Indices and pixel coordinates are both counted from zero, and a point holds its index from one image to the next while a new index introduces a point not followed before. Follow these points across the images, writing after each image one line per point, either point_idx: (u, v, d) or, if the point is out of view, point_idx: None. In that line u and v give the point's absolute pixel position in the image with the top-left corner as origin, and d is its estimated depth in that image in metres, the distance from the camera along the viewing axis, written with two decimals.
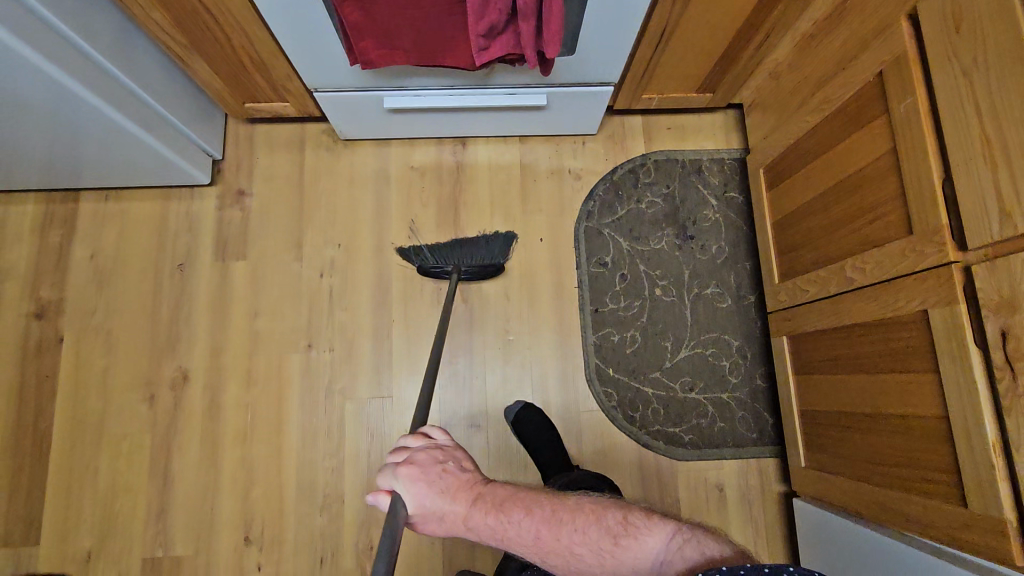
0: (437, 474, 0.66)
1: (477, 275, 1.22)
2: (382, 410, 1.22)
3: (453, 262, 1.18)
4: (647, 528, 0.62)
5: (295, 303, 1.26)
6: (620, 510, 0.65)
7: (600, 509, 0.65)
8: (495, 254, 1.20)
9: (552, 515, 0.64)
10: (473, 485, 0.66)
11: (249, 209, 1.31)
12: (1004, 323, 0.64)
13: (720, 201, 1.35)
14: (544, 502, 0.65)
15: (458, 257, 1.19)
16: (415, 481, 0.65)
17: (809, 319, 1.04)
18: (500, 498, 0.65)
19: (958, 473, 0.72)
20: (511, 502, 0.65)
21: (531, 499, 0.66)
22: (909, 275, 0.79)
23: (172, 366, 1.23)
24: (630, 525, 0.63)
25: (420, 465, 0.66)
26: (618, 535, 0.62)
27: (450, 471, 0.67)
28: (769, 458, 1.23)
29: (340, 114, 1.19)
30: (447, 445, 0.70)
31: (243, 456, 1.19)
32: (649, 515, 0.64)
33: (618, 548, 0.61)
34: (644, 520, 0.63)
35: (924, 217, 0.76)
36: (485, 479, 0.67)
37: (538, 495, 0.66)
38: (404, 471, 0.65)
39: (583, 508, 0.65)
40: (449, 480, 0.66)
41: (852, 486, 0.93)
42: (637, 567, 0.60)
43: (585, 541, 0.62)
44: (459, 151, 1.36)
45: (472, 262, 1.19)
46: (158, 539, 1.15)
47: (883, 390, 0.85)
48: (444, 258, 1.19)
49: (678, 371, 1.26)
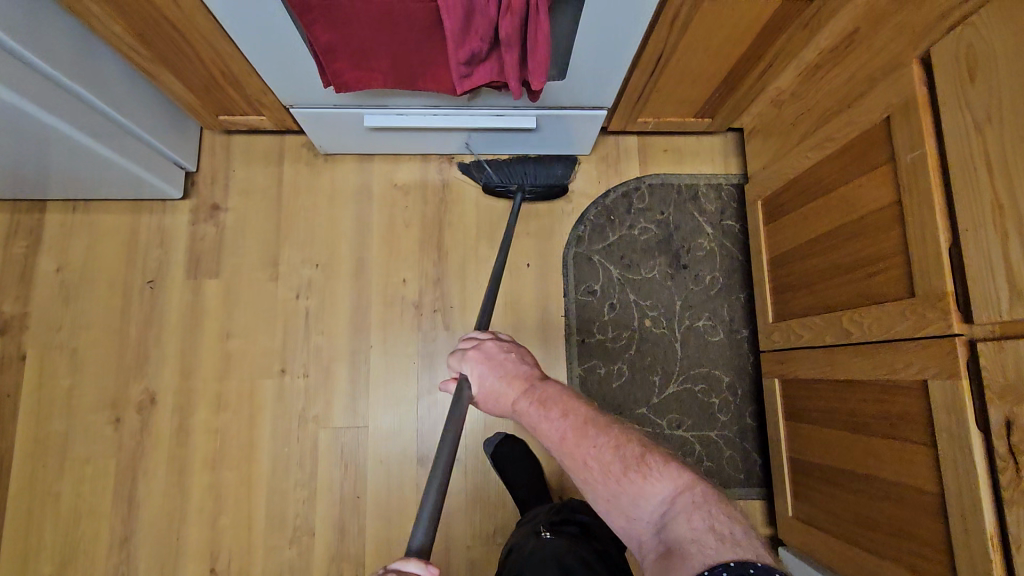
0: (499, 361, 0.73)
1: (541, 197, 1.25)
2: (358, 438, 1.18)
3: (517, 181, 1.21)
4: (661, 472, 0.57)
5: (270, 325, 1.21)
6: (642, 443, 0.60)
7: (626, 435, 0.60)
8: (557, 176, 1.22)
9: (578, 422, 0.62)
10: (524, 377, 0.70)
11: (224, 224, 1.25)
12: (1008, 411, 0.60)
13: (716, 228, 1.30)
14: (578, 406, 0.64)
15: (524, 177, 1.21)
16: (479, 363, 0.73)
17: (802, 365, 1.00)
18: (542, 393, 0.67)
19: (952, 557, 0.68)
20: (548, 399, 0.65)
21: (568, 401, 0.65)
22: (909, 339, 0.74)
23: (140, 387, 1.18)
24: (644, 462, 0.58)
25: (490, 350, 0.74)
26: (630, 469, 0.57)
27: (512, 361, 0.73)
28: (756, 501, 1.19)
29: (320, 131, 1.14)
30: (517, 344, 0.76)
31: (213, 482, 1.15)
32: (669, 460, 0.58)
33: (624, 479, 0.57)
34: (661, 463, 0.57)
35: (927, 280, 0.70)
36: (540, 376, 0.70)
37: (578, 399, 0.65)
38: (475, 352, 0.75)
39: (609, 429, 0.61)
40: (508, 370, 0.72)
41: (840, 547, 0.89)
42: (638, 504, 0.57)
43: (598, 457, 0.59)
44: (446, 169, 1.30)
45: (537, 182, 1.22)
46: (120, 568, 1.11)
47: (876, 453, 0.81)
48: (510, 177, 1.22)
49: (665, 407, 1.22)
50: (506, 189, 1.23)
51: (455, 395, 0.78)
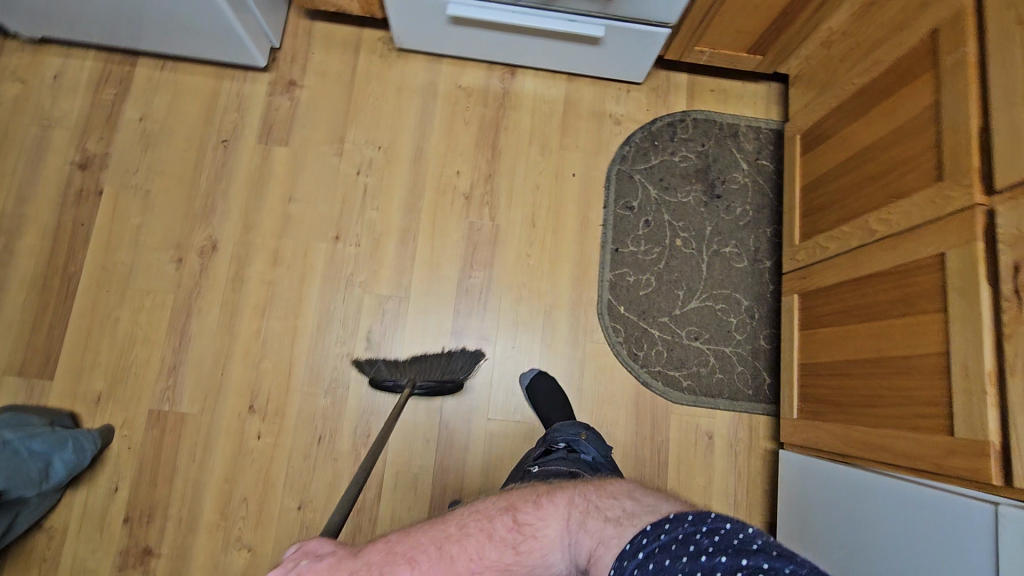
0: None
1: (432, 392, 1.20)
2: (398, 309, 1.26)
3: (409, 375, 1.15)
4: (540, 519, 0.61)
5: (330, 195, 1.30)
6: (505, 512, 0.62)
7: (480, 521, 0.61)
8: (455, 370, 1.19)
9: (439, 554, 0.57)
10: (337, 569, 0.56)
11: (299, 100, 1.35)
12: (1018, 256, 0.68)
13: (751, 166, 1.39)
14: (427, 543, 0.58)
15: (416, 371, 1.16)
16: None
17: (824, 274, 1.08)
18: (378, 564, 0.56)
19: (949, 405, 0.76)
20: (392, 561, 0.56)
21: (411, 547, 0.58)
22: (932, 221, 0.82)
23: (203, 234, 1.27)
24: (522, 525, 0.61)
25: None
26: (518, 543, 0.59)
27: (314, 567, 0.56)
28: (761, 415, 1.27)
29: (404, 17, 1.23)
30: (298, 551, 0.59)
31: (259, 330, 1.23)
32: (535, 503, 0.63)
33: (521, 555, 0.59)
34: (533, 512, 0.62)
35: (956, 162, 0.79)
36: (354, 552, 0.58)
37: (414, 537, 0.59)
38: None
39: (469, 527, 0.60)
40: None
41: (842, 429, 0.96)
42: (548, 562, 0.59)
43: (489, 561, 0.58)
44: (508, 79, 1.40)
45: (430, 377, 1.17)
46: (166, 393, 1.19)
47: (889, 334, 0.89)
48: (400, 371, 1.16)
49: (686, 319, 1.30)
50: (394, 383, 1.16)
51: None
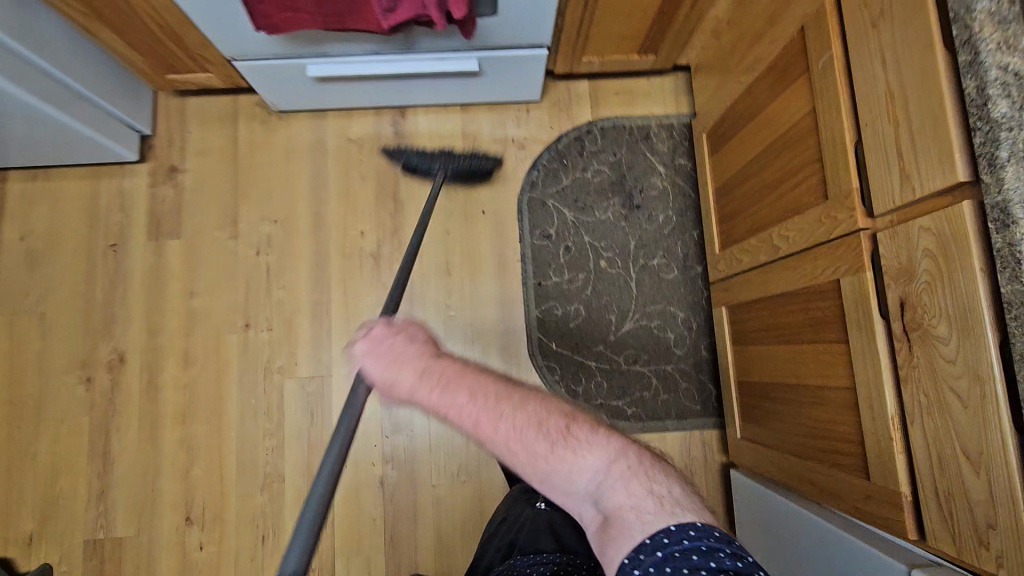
0: (387, 347, 0.63)
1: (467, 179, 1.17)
2: (323, 387, 1.21)
3: (439, 162, 1.13)
4: (589, 444, 0.55)
5: (233, 281, 1.24)
6: (567, 415, 0.56)
7: (544, 408, 0.56)
8: (483, 159, 1.14)
9: (493, 404, 0.55)
10: (422, 359, 0.61)
11: (183, 186, 1.27)
12: (901, 292, 0.62)
13: (668, 168, 1.31)
14: (491, 385, 0.57)
15: (445, 160, 1.15)
16: (369, 354, 0.63)
17: (742, 289, 1.02)
18: (449, 373, 0.58)
19: (862, 445, 0.71)
20: (460, 381, 0.57)
21: (477, 382, 0.57)
22: (825, 243, 0.76)
23: (109, 347, 1.21)
24: (571, 436, 0.55)
25: (370, 338, 0.64)
26: (559, 444, 0.54)
27: (401, 345, 0.63)
28: (712, 429, 1.23)
29: (267, 85, 1.14)
30: (404, 324, 0.65)
31: (184, 435, 1.19)
32: (594, 427, 0.56)
33: (555, 456, 0.54)
34: (588, 431, 0.55)
35: (837, 182, 0.72)
36: (441, 356, 0.61)
37: (485, 378, 0.58)
38: (360, 342, 0.64)
39: (528, 403, 0.56)
40: (398, 353, 0.62)
41: (778, 456, 0.92)
42: (572, 478, 0.54)
43: (523, 439, 0.54)
44: (399, 121, 1.31)
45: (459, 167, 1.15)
46: (100, 519, 1.16)
47: (805, 360, 0.83)
48: (430, 159, 1.14)
49: (623, 344, 1.25)
50: (426, 170, 1.15)
51: (353, 386, 0.70)
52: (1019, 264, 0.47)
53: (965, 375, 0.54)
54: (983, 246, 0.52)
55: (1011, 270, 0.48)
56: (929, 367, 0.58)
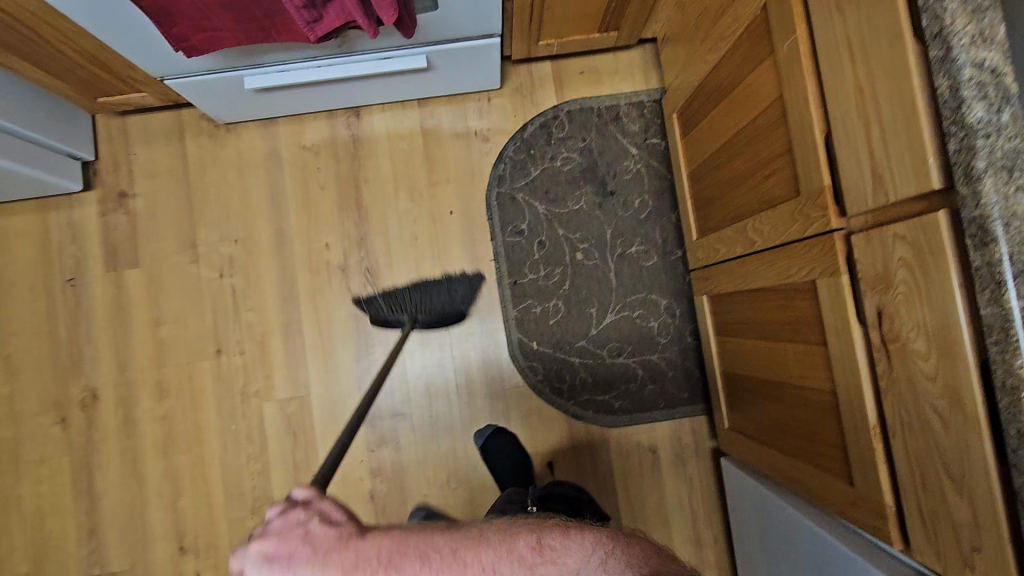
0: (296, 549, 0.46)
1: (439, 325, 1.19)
2: (303, 408, 1.19)
3: (410, 311, 1.16)
4: (565, 545, 0.51)
5: (199, 307, 1.20)
6: (532, 532, 0.52)
7: (508, 534, 0.51)
8: (455, 301, 1.17)
9: (451, 557, 0.48)
10: (345, 543, 0.47)
11: (135, 211, 1.22)
12: (879, 301, 0.58)
13: (641, 149, 1.25)
14: (443, 542, 0.49)
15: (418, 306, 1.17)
16: (270, 563, 0.46)
17: (721, 279, 0.98)
18: (391, 550, 0.47)
19: (846, 451, 0.68)
20: (405, 552, 0.47)
21: (428, 541, 0.48)
22: (799, 240, 0.71)
23: (80, 385, 1.18)
24: (546, 549, 0.51)
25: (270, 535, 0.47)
26: (537, 563, 0.49)
27: (316, 533, 0.47)
28: (701, 416, 1.21)
29: (206, 100, 1.07)
30: (313, 499, 0.51)
31: (168, 468, 1.17)
32: (563, 530, 0.53)
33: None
34: (559, 536, 0.52)
35: (809, 177, 0.67)
36: (365, 528, 0.49)
37: (435, 533, 0.49)
38: (256, 548, 0.47)
39: (487, 537, 0.50)
40: (314, 549, 0.46)
41: (765, 452, 0.90)
42: None
43: None
44: (355, 123, 1.24)
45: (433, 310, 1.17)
46: (94, 557, 1.15)
47: (786, 359, 0.80)
48: (401, 305, 1.16)
49: (605, 337, 1.21)
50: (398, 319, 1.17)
51: None
52: (1000, 286, 0.43)
53: (946, 395, 0.51)
54: (961, 260, 0.48)
55: (990, 291, 0.44)
56: (908, 383, 0.55)
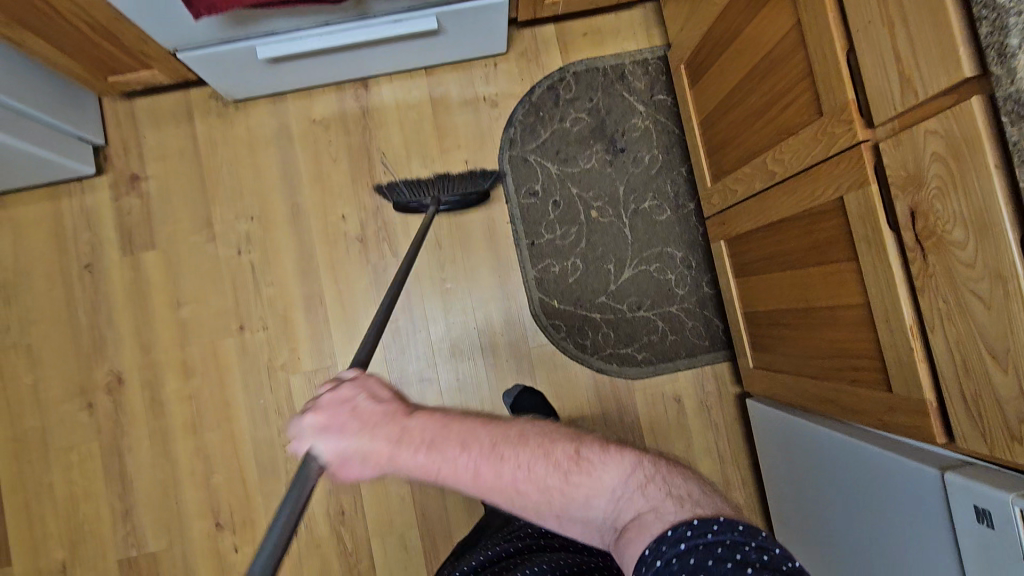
0: (347, 414, 0.51)
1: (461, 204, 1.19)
2: (329, 377, 1.20)
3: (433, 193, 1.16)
4: (603, 459, 0.49)
5: (219, 285, 1.20)
6: (572, 439, 0.50)
7: (551, 436, 0.50)
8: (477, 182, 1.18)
9: (492, 447, 0.48)
10: (393, 418, 0.50)
11: (148, 194, 1.22)
12: (911, 201, 0.60)
13: (648, 105, 1.27)
14: (484, 430, 0.49)
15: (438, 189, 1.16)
16: (323, 432, 0.50)
17: (739, 220, 1.00)
18: (430, 431, 0.49)
19: (881, 359, 0.71)
20: (445, 435, 0.48)
21: (469, 430, 0.49)
22: (823, 162, 0.74)
23: (104, 369, 1.18)
24: (583, 460, 0.49)
25: (324, 408, 0.51)
26: (572, 471, 0.48)
27: (364, 407, 0.51)
28: (723, 362, 1.23)
29: (216, 74, 1.07)
30: (363, 379, 0.54)
31: (198, 446, 1.18)
32: (604, 443, 0.50)
33: (569, 486, 0.48)
34: (598, 449, 0.49)
35: (832, 96, 0.69)
36: (412, 408, 0.51)
37: (477, 425, 0.49)
38: (307, 416, 0.51)
39: (526, 439, 0.49)
40: (366, 417, 0.50)
41: (794, 381, 0.92)
42: (589, 504, 0.48)
43: (534, 477, 0.47)
44: (363, 94, 1.25)
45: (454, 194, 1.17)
46: (129, 539, 1.15)
47: (812, 283, 0.82)
48: (423, 190, 1.16)
49: (625, 291, 1.23)
50: (420, 203, 1.17)
51: (293, 480, 0.52)
52: None
53: (986, 277, 0.53)
54: (996, 142, 0.50)
55: None
56: (946, 274, 0.57)
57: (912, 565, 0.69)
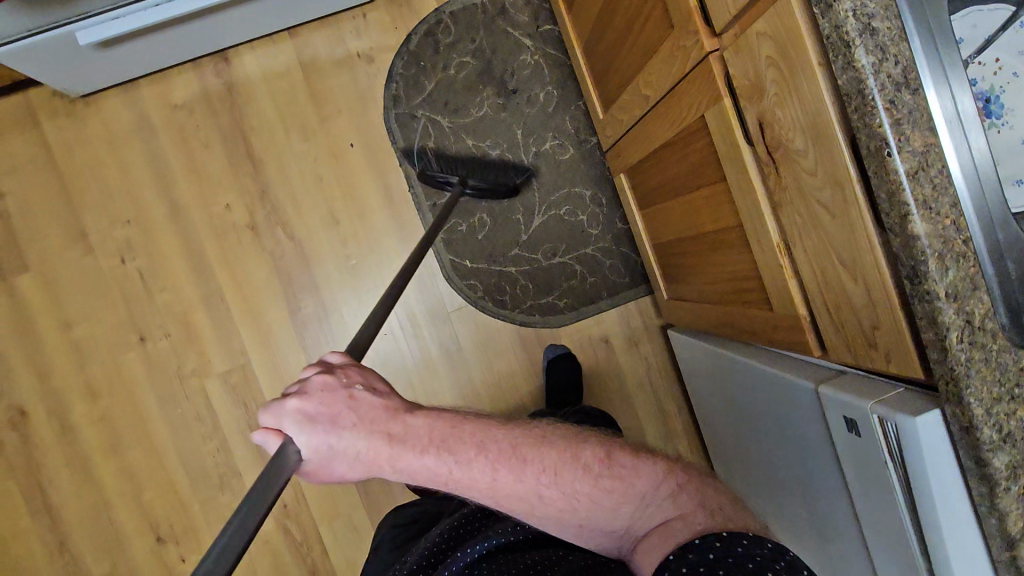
0: (343, 404, 0.44)
1: (483, 199, 1.15)
2: (247, 375, 1.15)
3: (460, 173, 1.11)
4: (633, 468, 0.50)
5: (109, 298, 1.13)
6: (601, 443, 0.51)
7: (582, 439, 0.51)
8: (508, 175, 1.15)
9: (512, 451, 0.47)
10: (392, 416, 0.45)
11: (7, 213, 1.11)
12: (757, 111, 0.56)
13: (535, 39, 1.18)
14: (501, 435, 0.48)
15: (464, 168, 1.13)
16: (309, 421, 0.43)
17: (630, 150, 0.95)
18: (438, 432, 0.46)
19: (761, 279, 0.68)
20: (455, 436, 0.46)
21: (485, 431, 0.47)
22: (683, 80, 0.69)
23: (3, 406, 1.11)
24: (614, 465, 0.50)
25: (317, 396, 0.44)
26: (604, 478, 0.49)
27: (360, 401, 0.45)
28: (645, 296, 1.22)
29: (42, 69, 0.96)
30: (354, 367, 0.48)
31: (122, 466, 1.14)
32: (633, 450, 0.51)
33: (598, 489, 0.49)
34: (629, 457, 0.51)
35: (677, 6, 0.64)
36: (414, 406, 0.47)
37: (493, 425, 0.48)
38: (292, 402, 0.43)
39: (552, 439, 0.49)
40: (364, 410, 0.44)
41: (701, 308, 0.91)
42: (615, 510, 0.49)
43: (562, 482, 0.48)
44: (225, 69, 1.14)
45: (481, 181, 1.13)
46: (70, 569, 1.13)
47: (696, 209, 0.79)
48: (450, 167, 1.12)
49: (537, 240, 1.19)
50: (444, 179, 1.11)
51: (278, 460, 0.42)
52: (849, 47, 0.42)
53: (826, 184, 0.50)
54: (816, 36, 0.46)
55: (842, 57, 0.42)
56: (796, 185, 0.54)
57: (807, 472, 0.70)
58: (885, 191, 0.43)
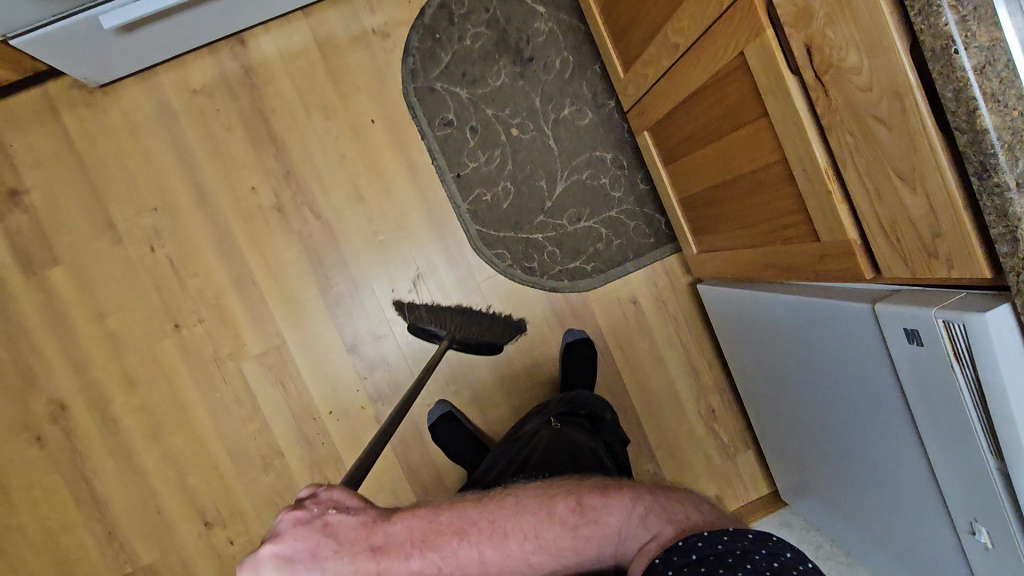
0: (321, 534, 0.47)
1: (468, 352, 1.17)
2: (283, 356, 1.16)
3: (450, 329, 1.14)
4: (606, 506, 0.51)
5: (140, 288, 1.13)
6: (570, 492, 0.52)
7: (552, 493, 0.52)
8: (495, 334, 1.17)
9: (489, 528, 0.49)
10: (370, 530, 0.48)
11: (34, 207, 1.11)
12: (804, 36, 0.57)
13: (548, 5, 1.19)
14: (477, 515, 0.50)
15: (457, 325, 1.15)
16: (289, 563, 0.45)
17: (656, 105, 0.96)
18: (416, 532, 0.48)
19: (806, 211, 0.70)
20: (432, 531, 0.48)
21: (459, 515, 0.50)
22: (719, 19, 0.70)
23: (43, 400, 1.12)
24: (587, 509, 0.50)
25: (292, 533, 0.47)
26: (579, 526, 0.50)
27: (337, 525, 0.48)
28: (671, 255, 1.23)
29: (65, 55, 0.96)
30: (323, 493, 0.51)
31: (164, 454, 1.14)
32: (601, 489, 0.52)
33: (579, 540, 0.49)
34: (598, 495, 0.51)
35: None
36: (390, 513, 0.50)
37: (466, 505, 0.51)
38: (268, 548, 0.46)
39: (525, 503, 0.51)
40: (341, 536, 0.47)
41: (736, 255, 0.92)
42: (601, 554, 0.50)
43: (543, 542, 0.49)
44: (241, 51, 1.14)
45: (471, 335, 1.15)
46: (120, 557, 1.14)
47: (732, 152, 0.80)
48: (443, 323, 1.15)
49: (561, 206, 1.20)
50: (435, 335, 1.14)
51: None
52: None
53: (883, 96, 0.51)
54: None
55: None
56: (848, 104, 0.56)
57: (859, 397, 0.72)
58: (951, 90, 0.44)
